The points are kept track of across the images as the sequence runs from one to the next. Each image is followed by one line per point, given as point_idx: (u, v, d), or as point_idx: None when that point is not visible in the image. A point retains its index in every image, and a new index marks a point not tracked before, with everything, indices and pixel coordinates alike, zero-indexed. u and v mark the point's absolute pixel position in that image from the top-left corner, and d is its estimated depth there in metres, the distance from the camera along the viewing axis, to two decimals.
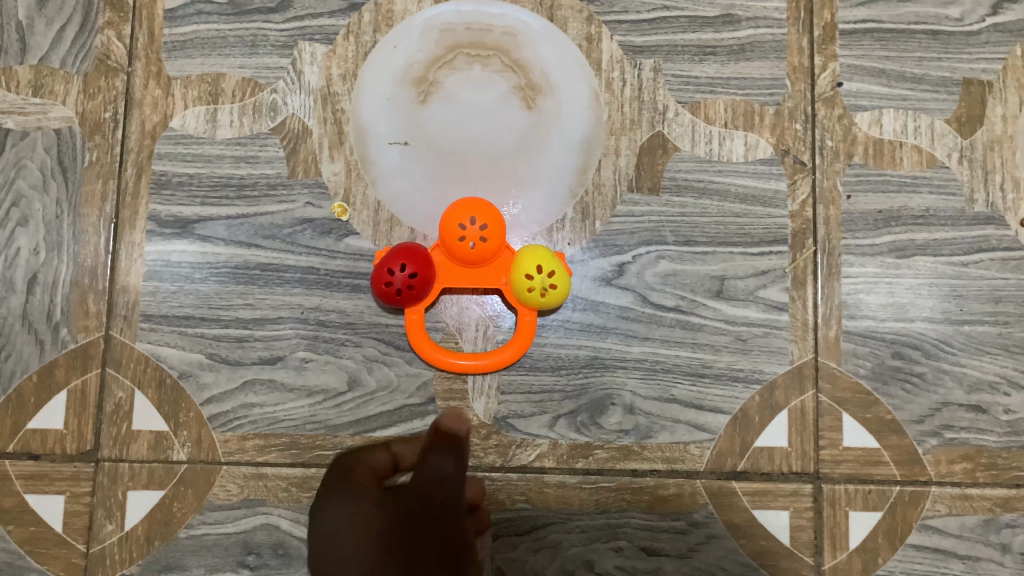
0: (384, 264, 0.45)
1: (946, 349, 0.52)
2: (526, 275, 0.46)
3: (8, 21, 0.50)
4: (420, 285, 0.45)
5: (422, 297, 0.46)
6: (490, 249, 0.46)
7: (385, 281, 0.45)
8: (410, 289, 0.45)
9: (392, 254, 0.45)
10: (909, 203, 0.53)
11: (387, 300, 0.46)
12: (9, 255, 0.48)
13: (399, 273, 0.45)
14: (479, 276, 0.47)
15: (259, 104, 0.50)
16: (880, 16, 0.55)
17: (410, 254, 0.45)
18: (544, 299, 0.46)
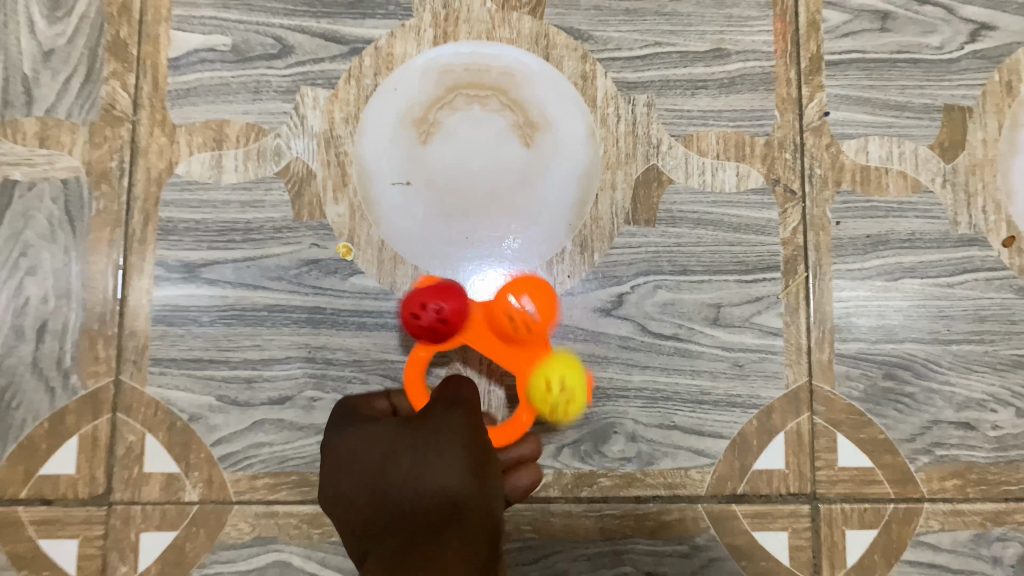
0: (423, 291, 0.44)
1: (936, 369, 0.54)
2: (548, 377, 0.43)
3: (13, 74, 0.51)
4: (444, 329, 0.44)
5: (440, 340, 0.45)
6: (528, 332, 0.44)
7: (416, 307, 0.44)
8: (433, 322, 0.43)
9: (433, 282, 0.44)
10: (897, 227, 0.55)
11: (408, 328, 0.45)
12: (19, 304, 0.49)
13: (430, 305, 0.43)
14: (500, 352, 0.45)
15: (263, 149, 0.51)
16: (864, 46, 0.56)
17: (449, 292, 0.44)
18: (554, 409, 0.43)
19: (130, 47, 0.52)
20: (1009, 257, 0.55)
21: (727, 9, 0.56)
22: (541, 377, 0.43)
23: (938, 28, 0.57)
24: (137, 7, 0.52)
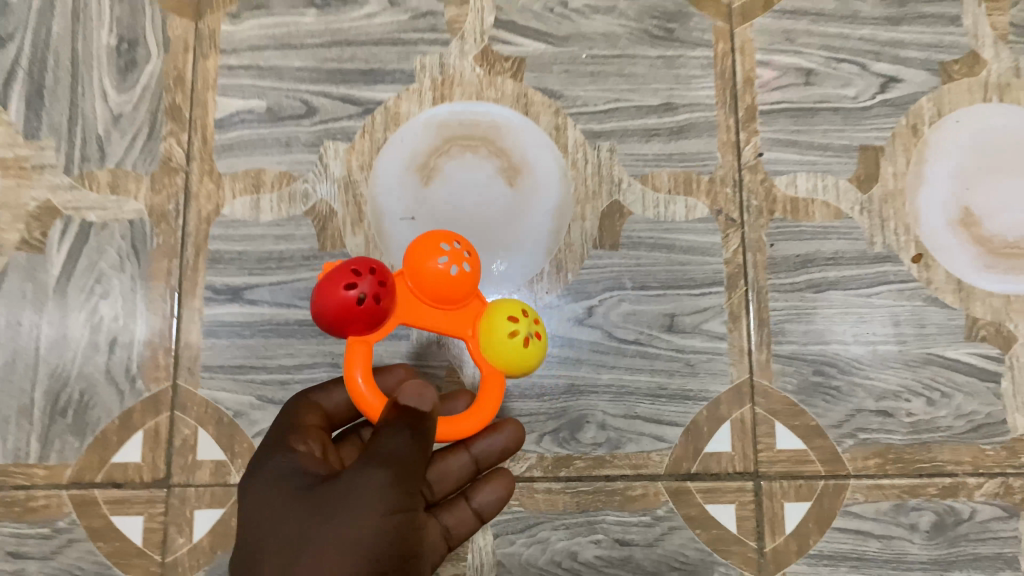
0: (342, 276, 0.47)
1: (858, 366, 0.64)
2: (501, 327, 0.49)
3: (89, 135, 0.62)
4: (376, 303, 0.47)
5: (371, 319, 0.47)
6: (461, 282, 0.49)
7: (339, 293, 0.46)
8: (359, 299, 0.46)
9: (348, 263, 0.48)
10: (822, 247, 0.66)
11: (336, 319, 0.47)
12: (95, 322, 0.59)
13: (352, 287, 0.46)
14: (439, 312, 0.51)
15: (293, 192, 0.62)
16: (792, 97, 0.67)
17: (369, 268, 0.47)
18: (514, 361, 0.50)
19: (184, 111, 0.63)
20: (918, 270, 0.66)
21: (676, 69, 0.67)
22: (491, 331, 0.50)
23: (853, 81, 0.68)
24: (189, 78, 0.63)
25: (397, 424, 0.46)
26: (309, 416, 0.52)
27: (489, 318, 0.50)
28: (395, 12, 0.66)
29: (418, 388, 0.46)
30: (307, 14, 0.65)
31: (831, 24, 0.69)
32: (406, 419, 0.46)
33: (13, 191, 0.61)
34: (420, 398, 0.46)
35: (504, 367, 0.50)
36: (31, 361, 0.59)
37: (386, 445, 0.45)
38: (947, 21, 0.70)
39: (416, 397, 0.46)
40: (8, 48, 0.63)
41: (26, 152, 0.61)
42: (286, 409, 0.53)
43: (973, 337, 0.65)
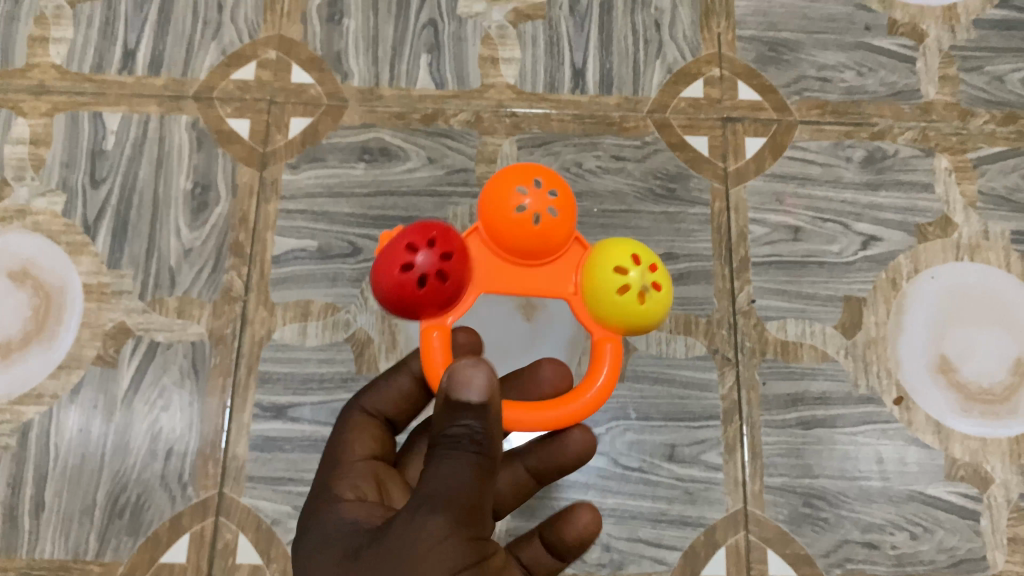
0: (399, 250, 0.48)
1: (845, 498, 0.70)
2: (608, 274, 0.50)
3: (163, 266, 0.71)
4: (450, 265, 0.48)
5: (451, 281, 0.49)
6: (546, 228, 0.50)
7: (400, 269, 0.48)
8: (428, 266, 0.48)
9: (401, 236, 0.50)
10: (810, 387, 0.72)
11: (405, 300, 0.48)
12: (154, 432, 0.67)
13: (413, 258, 0.48)
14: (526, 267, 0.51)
15: (337, 321, 0.70)
16: (782, 251, 0.76)
17: (421, 232, 0.49)
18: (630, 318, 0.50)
19: (246, 247, 0.72)
20: (899, 412, 0.72)
21: (678, 224, 0.76)
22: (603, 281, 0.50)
23: (837, 239, 0.77)
24: (252, 219, 0.73)
25: (459, 431, 0.42)
26: (361, 439, 0.55)
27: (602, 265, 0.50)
28: (434, 168, 0.76)
29: (469, 372, 0.42)
30: (356, 167, 0.75)
31: (817, 189, 0.78)
32: (469, 423, 0.42)
33: (93, 312, 0.69)
34: (470, 392, 0.42)
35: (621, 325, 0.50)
36: (95, 465, 0.66)
37: (445, 474, 0.41)
38: (921, 188, 0.79)
39: (465, 393, 0.42)
40: (101, 189, 0.73)
41: (107, 278, 0.70)
42: (340, 429, 0.57)
43: (953, 475, 0.70)
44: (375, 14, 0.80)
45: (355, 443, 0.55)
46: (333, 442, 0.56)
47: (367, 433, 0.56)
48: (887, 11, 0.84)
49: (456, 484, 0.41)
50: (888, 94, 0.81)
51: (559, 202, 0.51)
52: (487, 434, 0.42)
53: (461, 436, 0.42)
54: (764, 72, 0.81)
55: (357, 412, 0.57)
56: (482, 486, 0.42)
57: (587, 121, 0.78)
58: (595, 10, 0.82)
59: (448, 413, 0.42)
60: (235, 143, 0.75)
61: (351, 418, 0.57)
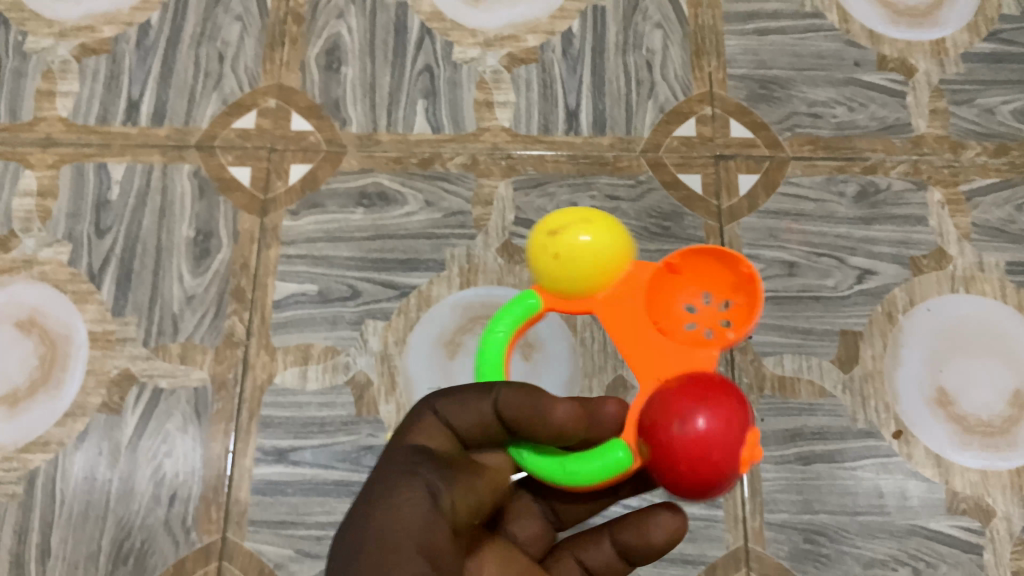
0: (662, 408, 0.43)
1: (845, 534, 0.70)
2: (576, 232, 0.49)
3: (167, 313, 0.73)
4: (721, 423, 0.41)
5: (729, 450, 0.41)
6: (684, 266, 0.48)
7: (677, 424, 0.42)
8: (705, 427, 0.41)
9: (671, 386, 0.44)
10: (809, 422, 0.72)
11: (680, 445, 0.41)
12: (158, 477, 0.68)
13: (688, 418, 0.41)
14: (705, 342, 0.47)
15: (337, 364, 0.71)
16: (777, 286, 0.76)
17: (681, 391, 0.43)
18: (546, 268, 0.49)
19: (247, 293, 0.73)
20: (899, 445, 0.72)
21: None
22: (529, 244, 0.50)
23: (832, 273, 0.77)
24: (254, 265, 0.74)
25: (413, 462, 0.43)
26: (430, 449, 0.44)
27: (565, 217, 0.50)
28: (431, 211, 0.77)
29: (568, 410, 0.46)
30: (355, 212, 0.77)
31: (811, 224, 0.79)
32: (423, 469, 0.42)
33: (98, 360, 0.71)
34: (534, 411, 0.43)
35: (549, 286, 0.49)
36: (100, 512, 0.67)
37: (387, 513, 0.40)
38: (914, 221, 0.79)
39: (530, 408, 0.43)
40: (105, 238, 0.75)
41: (111, 326, 0.72)
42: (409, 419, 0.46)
43: (955, 509, 0.70)
44: (373, 62, 0.82)
45: (414, 451, 0.44)
46: (399, 432, 0.45)
47: (438, 436, 0.45)
48: (876, 47, 0.85)
49: (396, 526, 0.39)
50: (879, 128, 0.82)
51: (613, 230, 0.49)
52: (442, 480, 0.42)
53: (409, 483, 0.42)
54: (755, 109, 0.83)
55: (429, 411, 0.45)
56: (422, 540, 0.39)
57: (582, 162, 0.80)
58: (587, 52, 0.83)
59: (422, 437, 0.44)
60: (236, 190, 0.77)
61: (423, 412, 0.46)
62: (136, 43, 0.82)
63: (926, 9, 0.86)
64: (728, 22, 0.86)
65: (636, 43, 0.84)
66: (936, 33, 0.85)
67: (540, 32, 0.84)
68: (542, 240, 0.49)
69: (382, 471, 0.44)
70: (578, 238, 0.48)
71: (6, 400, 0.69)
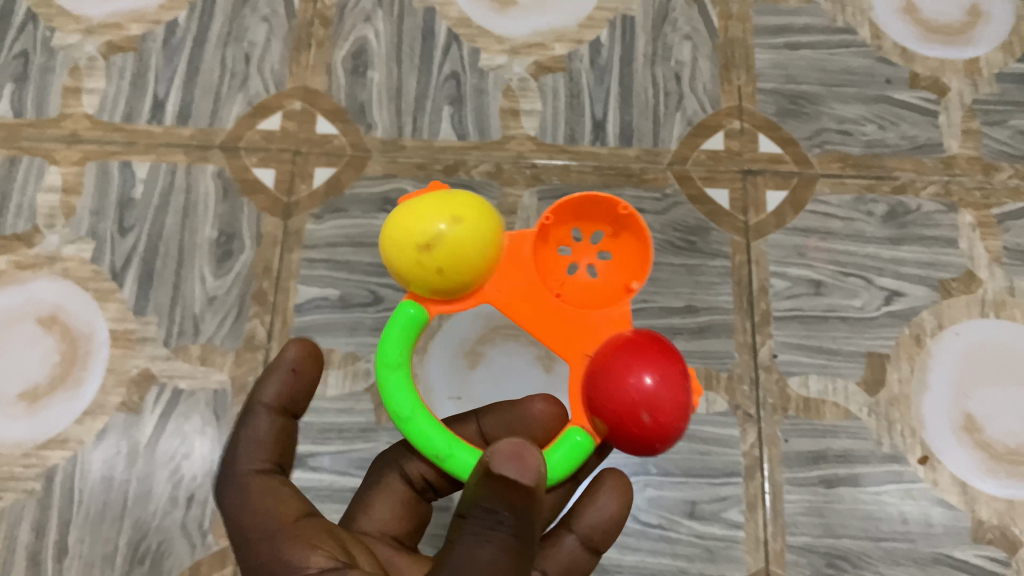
0: (616, 366, 0.48)
1: (868, 559, 0.68)
2: (433, 222, 0.49)
3: (188, 314, 0.72)
4: (666, 388, 0.47)
5: (675, 411, 0.47)
6: (559, 229, 0.54)
7: (627, 382, 0.47)
8: (657, 391, 0.47)
9: (614, 354, 0.49)
10: (833, 444, 0.71)
11: (630, 401, 0.47)
12: (176, 479, 0.67)
13: (638, 377, 0.47)
14: (611, 295, 0.54)
15: (357, 370, 0.71)
16: (803, 305, 0.75)
17: (637, 351, 0.48)
18: (421, 273, 0.50)
19: (269, 296, 0.73)
20: (924, 471, 0.71)
21: (698, 276, 0.76)
22: (387, 245, 0.51)
23: (859, 294, 0.76)
24: (276, 268, 0.74)
25: (480, 513, 0.43)
26: (283, 497, 0.47)
27: (416, 207, 0.51)
28: None
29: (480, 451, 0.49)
30: (379, 218, 0.76)
31: (839, 243, 0.78)
32: (506, 521, 0.43)
33: (118, 359, 0.70)
34: (520, 464, 0.43)
35: (424, 290, 0.51)
36: (117, 512, 0.66)
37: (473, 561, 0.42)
38: (944, 243, 0.78)
39: (519, 460, 0.43)
40: (128, 237, 0.74)
41: (132, 325, 0.71)
42: (235, 495, 0.47)
43: (980, 538, 0.69)
44: (399, 67, 0.81)
45: (265, 507, 0.46)
46: (237, 513, 0.47)
47: (270, 486, 0.48)
48: (908, 65, 0.84)
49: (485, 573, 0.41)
50: (910, 147, 0.81)
51: (460, 224, 0.50)
52: (527, 510, 0.43)
53: (493, 532, 0.43)
54: (784, 125, 0.82)
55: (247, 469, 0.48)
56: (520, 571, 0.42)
57: (607, 173, 0.79)
58: (615, 62, 0.83)
59: (484, 484, 0.43)
60: (259, 193, 0.76)
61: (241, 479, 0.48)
62: (163, 42, 0.82)
63: (960, 27, 0.85)
64: (758, 36, 0.85)
65: (665, 54, 0.83)
66: (970, 52, 0.84)
67: (568, 41, 0.83)
68: (404, 242, 0.50)
69: (257, 536, 0.45)
70: (445, 233, 0.49)
71: (26, 397, 0.69)
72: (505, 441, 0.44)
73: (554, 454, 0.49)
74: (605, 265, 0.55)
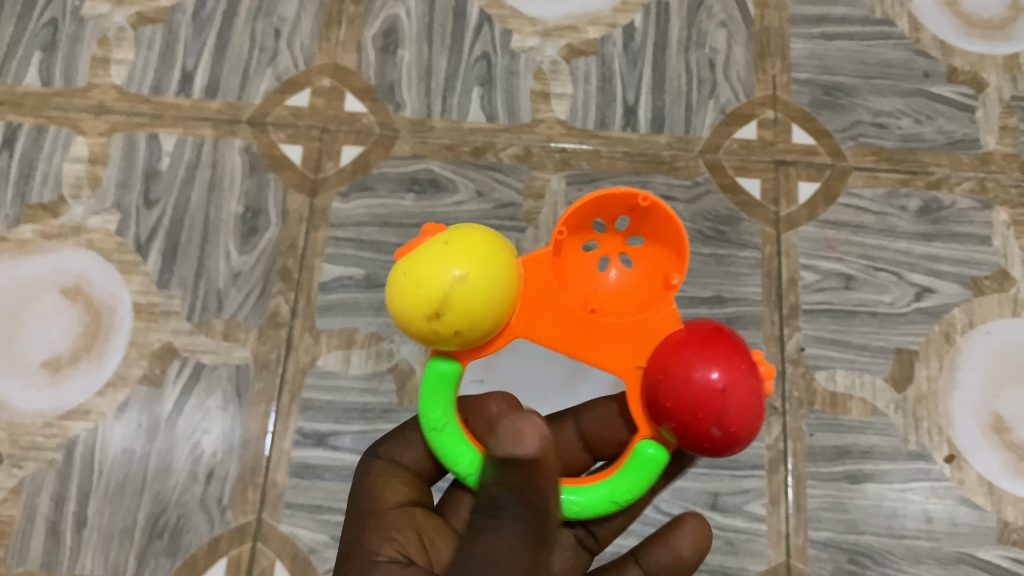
0: (678, 362, 0.46)
1: (891, 557, 0.68)
2: (445, 276, 0.45)
3: (212, 289, 0.72)
4: (738, 388, 0.44)
5: (744, 418, 0.45)
6: (573, 237, 0.50)
7: (695, 384, 0.45)
8: (724, 397, 0.44)
9: (672, 360, 0.46)
10: (859, 440, 0.70)
11: (700, 408, 0.44)
12: (196, 454, 0.67)
13: (704, 375, 0.45)
14: (651, 294, 0.50)
15: (380, 351, 0.70)
16: (832, 299, 0.74)
17: (702, 347, 0.46)
18: (437, 330, 0.46)
19: (294, 273, 0.72)
20: (950, 470, 0.70)
21: (727, 267, 0.75)
22: (394, 306, 0.46)
23: (890, 289, 0.75)
24: (301, 246, 0.73)
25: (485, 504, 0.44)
26: (391, 485, 0.54)
27: (423, 258, 0.46)
28: (482, 201, 0.76)
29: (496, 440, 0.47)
30: (406, 198, 0.75)
31: (871, 237, 0.77)
32: (508, 512, 0.43)
33: (140, 332, 0.70)
34: (520, 446, 0.42)
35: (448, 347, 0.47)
36: (137, 486, 0.66)
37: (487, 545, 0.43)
38: (977, 241, 0.77)
39: (517, 437, 0.42)
40: (154, 210, 0.74)
41: (156, 298, 0.71)
42: (363, 478, 0.56)
43: (1005, 539, 0.68)
44: (430, 46, 0.81)
45: (378, 489, 0.54)
46: (361, 489, 0.55)
47: (389, 478, 0.55)
48: (947, 59, 0.83)
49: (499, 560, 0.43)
50: (946, 142, 0.80)
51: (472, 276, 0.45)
52: (534, 491, 0.43)
53: (501, 523, 0.43)
54: (818, 116, 0.81)
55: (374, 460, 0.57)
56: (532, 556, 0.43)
57: (638, 160, 0.78)
58: (648, 47, 0.81)
59: (493, 473, 0.44)
60: (287, 170, 0.76)
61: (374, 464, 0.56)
62: (193, 14, 0.81)
63: (1001, 21, 0.83)
64: (795, 25, 0.83)
65: (700, 41, 0.82)
66: (1010, 47, 0.83)
67: (601, 25, 0.82)
68: (413, 299, 0.45)
69: (363, 517, 0.53)
70: (458, 287, 0.45)
71: (48, 367, 0.69)
72: (507, 418, 0.42)
73: (620, 479, 0.48)
74: (634, 261, 0.51)
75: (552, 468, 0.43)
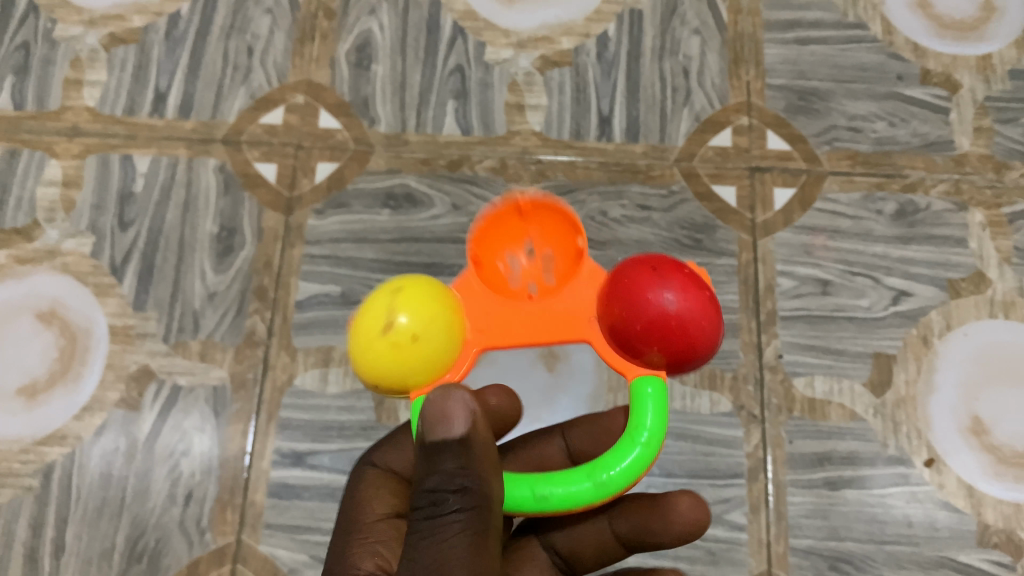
0: (626, 295, 0.45)
1: (872, 562, 0.68)
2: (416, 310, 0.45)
3: (188, 310, 0.72)
4: (689, 296, 0.45)
5: (707, 319, 0.45)
6: (482, 248, 0.51)
7: (650, 308, 0.44)
8: (682, 308, 0.44)
9: (619, 303, 0.45)
10: (838, 446, 0.70)
11: (672, 339, 0.44)
12: (174, 477, 0.67)
13: (656, 297, 0.44)
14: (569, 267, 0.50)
15: None
16: (810, 304, 0.74)
17: (648, 269, 0.46)
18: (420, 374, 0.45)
19: (270, 292, 0.72)
20: (930, 474, 0.70)
21: None
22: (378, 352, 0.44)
23: (867, 293, 0.75)
24: (277, 264, 0.73)
25: (423, 500, 0.42)
26: (380, 496, 0.53)
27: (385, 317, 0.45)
28: (458, 215, 0.76)
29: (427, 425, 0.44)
30: (381, 213, 0.75)
31: (847, 242, 0.77)
32: (447, 504, 0.41)
33: (117, 355, 0.70)
34: (447, 425, 0.41)
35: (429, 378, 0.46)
36: (115, 509, 0.66)
37: (438, 548, 0.41)
38: (954, 243, 0.77)
39: (441, 418, 0.41)
40: (128, 232, 0.74)
41: (132, 320, 0.71)
42: (355, 487, 0.55)
43: (986, 542, 0.68)
44: (403, 60, 0.81)
45: (370, 503, 0.53)
46: (352, 499, 0.54)
47: (385, 489, 0.54)
48: (920, 61, 0.83)
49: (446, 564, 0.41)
50: (921, 145, 0.80)
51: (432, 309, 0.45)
52: (469, 473, 0.41)
53: (442, 515, 0.41)
54: (793, 121, 0.81)
55: (368, 467, 0.55)
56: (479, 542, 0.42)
57: (613, 169, 0.78)
58: (622, 57, 0.81)
59: (429, 461, 0.41)
60: (261, 187, 0.76)
61: (370, 472, 0.55)
62: (165, 34, 0.81)
63: (973, 22, 0.83)
64: (768, 30, 0.84)
65: (673, 49, 0.82)
66: (983, 49, 0.83)
67: (575, 35, 0.82)
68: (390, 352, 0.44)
69: (350, 528, 0.52)
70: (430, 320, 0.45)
71: (24, 392, 0.69)
72: (429, 399, 0.41)
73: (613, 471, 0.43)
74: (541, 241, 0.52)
75: (481, 434, 0.41)
